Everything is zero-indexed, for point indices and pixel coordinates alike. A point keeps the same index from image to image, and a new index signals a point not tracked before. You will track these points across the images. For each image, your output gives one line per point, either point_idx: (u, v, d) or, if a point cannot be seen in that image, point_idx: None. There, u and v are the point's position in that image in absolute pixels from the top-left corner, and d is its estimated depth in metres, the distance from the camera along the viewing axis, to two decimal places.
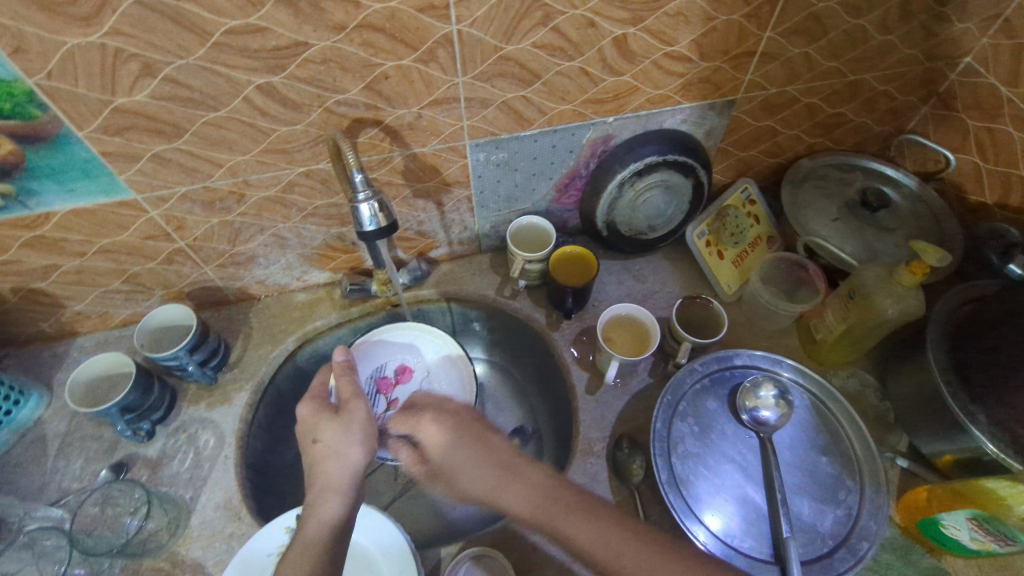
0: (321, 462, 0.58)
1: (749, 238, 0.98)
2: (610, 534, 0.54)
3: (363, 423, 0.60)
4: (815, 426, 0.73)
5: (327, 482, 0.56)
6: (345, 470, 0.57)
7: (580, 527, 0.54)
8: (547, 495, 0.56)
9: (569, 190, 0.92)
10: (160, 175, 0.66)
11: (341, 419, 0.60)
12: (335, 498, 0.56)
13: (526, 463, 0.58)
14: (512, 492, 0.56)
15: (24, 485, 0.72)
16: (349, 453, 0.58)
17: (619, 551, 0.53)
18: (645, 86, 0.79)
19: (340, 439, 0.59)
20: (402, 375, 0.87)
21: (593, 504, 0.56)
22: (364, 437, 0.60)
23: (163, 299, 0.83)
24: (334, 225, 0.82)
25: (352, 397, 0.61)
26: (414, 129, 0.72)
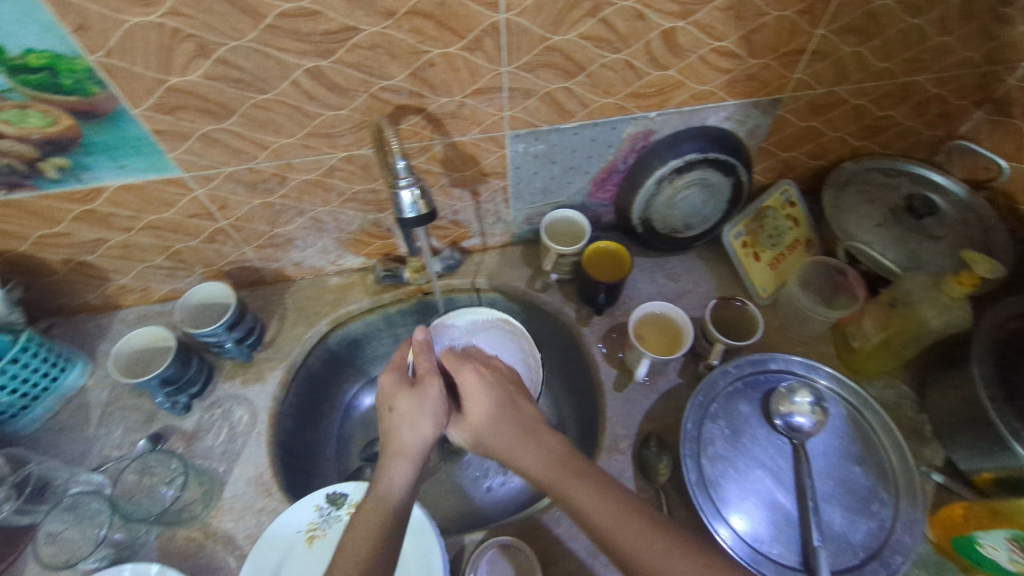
0: (396, 429, 0.60)
1: (786, 241, 0.96)
2: (608, 503, 0.53)
3: (435, 398, 0.61)
4: (851, 435, 0.72)
5: (400, 448, 0.59)
6: (416, 437, 0.59)
7: (585, 492, 0.54)
8: (562, 460, 0.57)
9: (606, 184, 0.91)
10: (207, 154, 0.67)
11: (417, 391, 0.62)
12: (405, 462, 0.58)
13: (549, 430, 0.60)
14: (534, 447, 0.58)
15: (67, 450, 0.74)
16: (421, 426, 0.60)
17: (614, 518, 0.52)
18: (690, 82, 0.77)
19: (412, 413, 0.60)
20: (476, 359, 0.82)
21: (599, 475, 0.56)
22: (435, 414, 0.61)
23: (203, 277, 0.85)
24: (371, 211, 0.82)
25: (428, 373, 0.63)
26: (455, 117, 0.72)
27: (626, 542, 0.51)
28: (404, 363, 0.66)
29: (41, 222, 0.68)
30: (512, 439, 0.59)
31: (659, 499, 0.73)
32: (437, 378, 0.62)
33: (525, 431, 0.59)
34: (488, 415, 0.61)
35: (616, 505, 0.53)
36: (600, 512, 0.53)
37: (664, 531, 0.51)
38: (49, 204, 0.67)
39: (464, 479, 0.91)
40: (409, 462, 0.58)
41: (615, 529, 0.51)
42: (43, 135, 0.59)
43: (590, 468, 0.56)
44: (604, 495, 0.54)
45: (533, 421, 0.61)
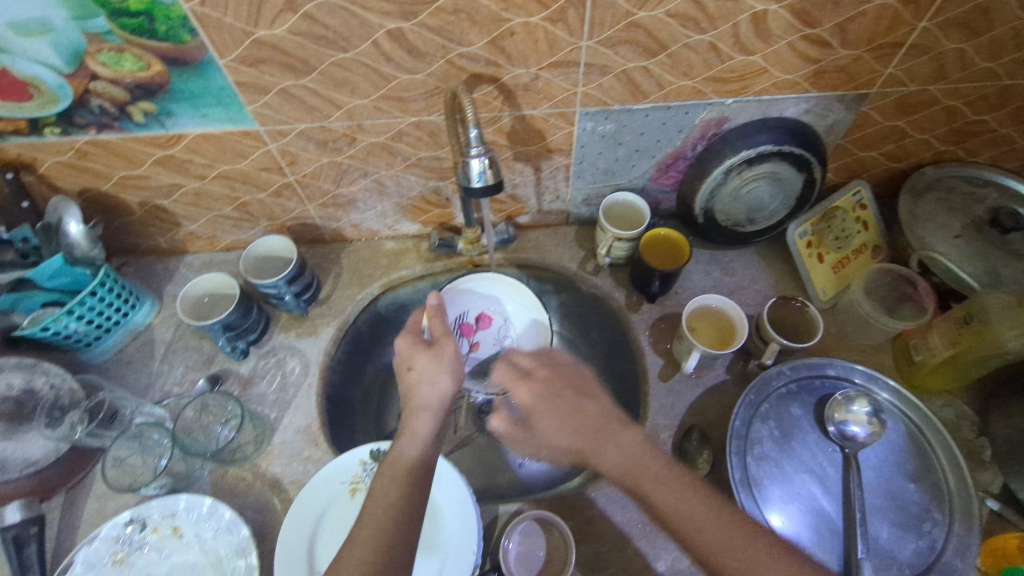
0: (414, 387, 0.61)
1: (852, 245, 0.92)
2: (691, 506, 0.54)
3: (451, 356, 0.63)
4: (907, 451, 0.69)
5: (420, 402, 0.60)
6: (437, 393, 0.61)
7: (666, 494, 0.55)
8: (639, 459, 0.57)
9: (670, 170, 0.89)
10: (284, 110, 0.68)
11: (432, 350, 0.63)
12: (427, 416, 0.60)
13: (620, 426, 0.60)
14: (610, 449, 0.58)
15: (134, 381, 0.79)
16: (439, 382, 0.61)
17: (701, 524, 0.52)
18: (774, 69, 0.74)
19: (430, 371, 0.62)
20: (482, 321, 0.90)
21: (676, 474, 0.56)
22: (452, 371, 0.62)
23: (266, 231, 0.88)
24: (433, 178, 0.82)
25: (445, 334, 0.64)
26: (528, 90, 0.71)
27: (710, 550, 0.52)
28: (419, 326, 0.66)
29: (124, 163, 0.71)
30: (574, 438, 0.59)
31: None
32: (452, 337, 0.64)
33: (595, 430, 0.59)
34: (546, 411, 0.61)
35: (700, 511, 0.53)
36: (685, 517, 0.53)
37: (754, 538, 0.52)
38: (132, 147, 0.69)
39: (498, 452, 0.93)
40: (430, 415, 0.60)
41: (703, 536, 0.52)
42: (134, 79, 0.61)
43: (668, 472, 0.56)
44: (689, 499, 0.54)
45: (600, 418, 0.60)
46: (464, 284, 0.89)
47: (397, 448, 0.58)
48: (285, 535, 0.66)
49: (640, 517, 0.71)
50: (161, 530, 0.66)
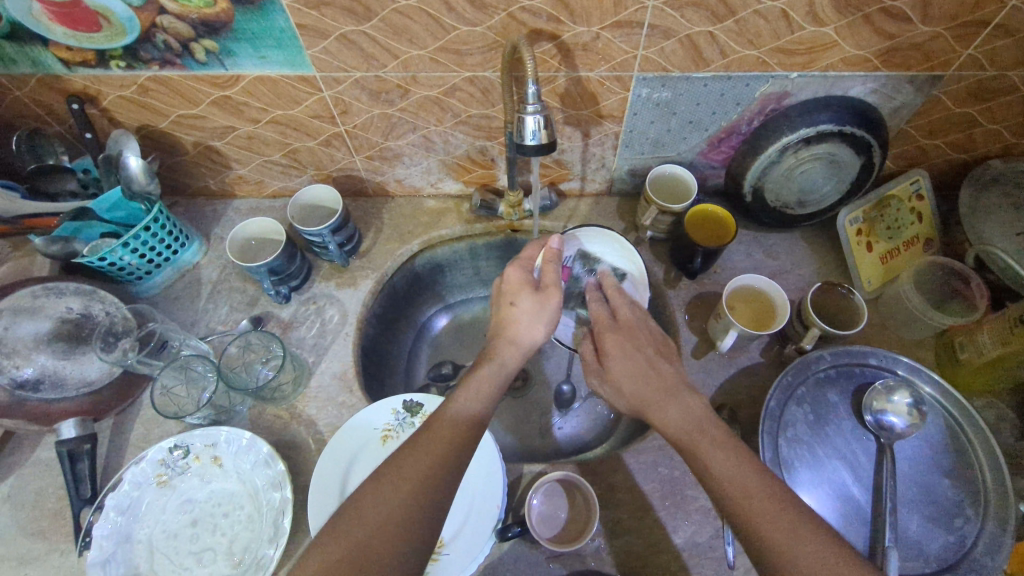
0: (512, 322, 0.64)
1: (905, 236, 0.88)
2: (745, 475, 0.52)
3: (553, 309, 0.65)
4: (946, 447, 0.68)
5: (512, 336, 0.63)
6: (528, 340, 0.64)
7: (721, 460, 0.54)
8: (700, 423, 0.57)
9: (722, 145, 0.87)
10: (341, 56, 0.68)
11: (540, 295, 0.65)
12: (514, 352, 0.63)
13: (678, 395, 0.60)
14: (674, 408, 0.59)
15: (181, 316, 0.82)
16: (537, 329, 0.64)
17: (750, 491, 0.51)
18: (845, 43, 0.71)
19: (531, 313, 0.64)
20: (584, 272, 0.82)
21: (733, 444, 0.55)
22: (550, 320, 0.64)
23: (313, 180, 0.89)
24: (481, 137, 0.82)
25: (552, 284, 0.65)
26: (587, 50, 0.69)
27: (753, 517, 0.50)
28: (532, 264, 0.68)
29: (183, 102, 0.73)
30: (642, 387, 0.62)
31: None
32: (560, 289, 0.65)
33: (664, 388, 0.61)
34: (621, 361, 0.64)
35: (754, 481, 0.52)
36: (735, 483, 0.52)
37: (798, 510, 0.49)
38: (192, 86, 0.70)
39: (523, 416, 0.94)
40: (518, 352, 0.63)
41: (750, 505, 0.50)
42: (199, 16, 0.62)
43: (726, 443, 0.55)
44: (744, 467, 0.53)
45: (669, 380, 0.62)
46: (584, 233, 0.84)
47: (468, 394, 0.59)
48: (319, 471, 0.68)
49: (662, 488, 0.71)
50: (202, 459, 0.69)
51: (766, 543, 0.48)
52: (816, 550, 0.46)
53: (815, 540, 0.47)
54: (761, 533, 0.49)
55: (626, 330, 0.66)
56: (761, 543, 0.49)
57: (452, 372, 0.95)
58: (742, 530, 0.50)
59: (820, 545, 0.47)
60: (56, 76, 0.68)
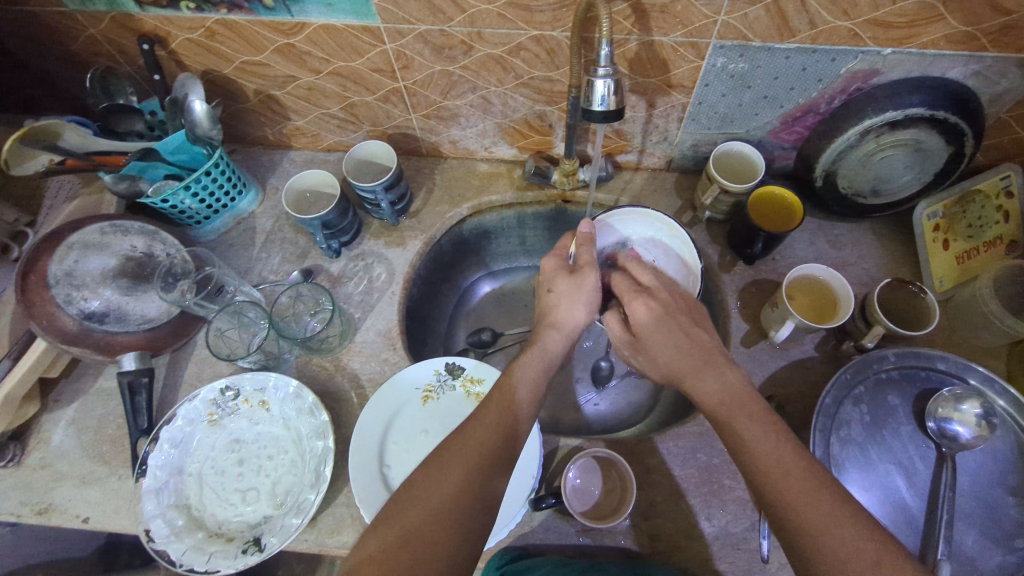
0: (552, 308, 0.63)
1: (986, 236, 0.81)
2: (781, 453, 0.49)
3: (591, 288, 0.63)
4: (1015, 465, 0.64)
5: (555, 321, 0.62)
6: (573, 318, 0.62)
7: (757, 436, 0.50)
8: (738, 397, 0.54)
9: (796, 125, 0.81)
10: (407, 8, 0.66)
11: (575, 277, 0.64)
12: (557, 336, 0.62)
13: (725, 365, 0.56)
14: (711, 379, 0.56)
15: (235, 262, 0.83)
16: (576, 311, 0.62)
17: (789, 468, 0.48)
18: (952, 18, 0.64)
19: (570, 295, 0.63)
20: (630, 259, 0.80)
21: (768, 420, 0.52)
22: (589, 302, 0.63)
23: (368, 136, 0.88)
24: (541, 101, 0.79)
25: (588, 263, 0.64)
26: (664, 12, 0.65)
27: (786, 494, 0.47)
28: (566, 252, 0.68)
29: (248, 48, 0.72)
30: (675, 356, 0.58)
31: None
32: (595, 269, 0.64)
33: (702, 357, 0.57)
34: (659, 334, 0.60)
35: (792, 458, 0.48)
36: (771, 459, 0.49)
37: (837, 495, 0.46)
38: (258, 31, 0.70)
39: (559, 389, 0.94)
40: (562, 336, 0.62)
41: (786, 484, 0.47)
42: None
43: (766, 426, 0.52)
44: (784, 444, 0.50)
45: (708, 349, 0.58)
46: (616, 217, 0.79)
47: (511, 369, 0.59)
48: (360, 425, 0.69)
49: (698, 475, 0.70)
50: (251, 402, 0.72)
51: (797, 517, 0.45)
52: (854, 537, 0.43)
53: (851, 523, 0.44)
54: (793, 510, 0.46)
55: (682, 313, 0.61)
56: (794, 524, 0.46)
57: (491, 339, 0.98)
58: (771, 504, 0.47)
59: (858, 530, 0.44)
60: (128, 15, 0.68)
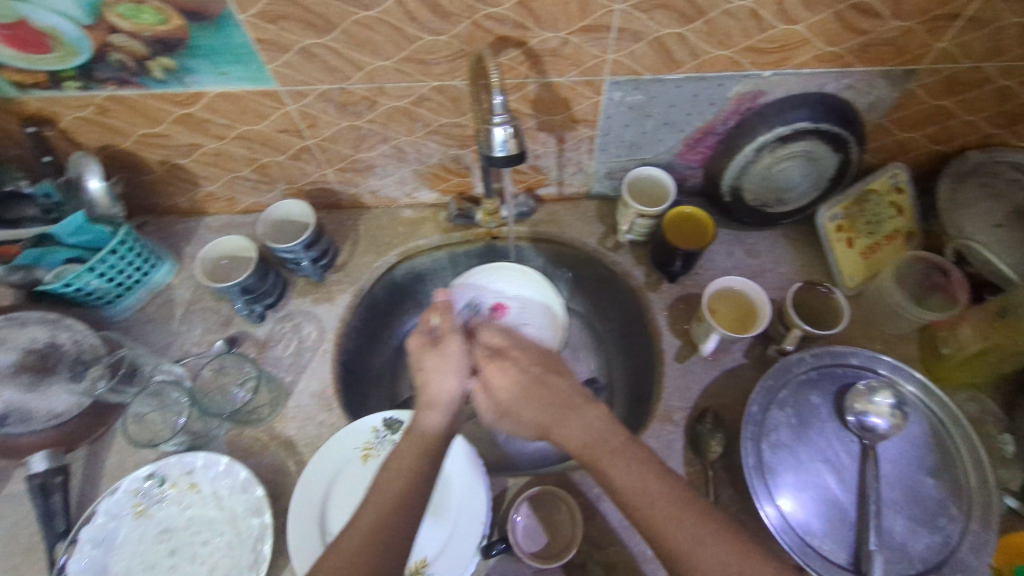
0: (425, 383, 0.62)
1: (885, 231, 0.88)
2: (645, 483, 0.53)
3: (457, 356, 0.62)
4: (930, 447, 0.69)
5: (430, 399, 0.61)
6: (446, 389, 0.61)
7: (621, 470, 0.54)
8: (600, 435, 0.57)
9: (699, 146, 0.85)
10: (304, 70, 0.66)
11: (439, 350, 0.63)
12: (435, 412, 0.60)
13: (583, 401, 0.60)
14: (575, 423, 0.58)
15: (154, 340, 0.80)
16: (448, 381, 0.61)
17: (653, 499, 0.52)
18: (817, 40, 0.70)
19: (440, 367, 0.62)
20: (498, 311, 0.89)
21: (634, 451, 0.56)
22: (458, 367, 0.62)
23: (285, 194, 0.87)
24: (454, 145, 0.80)
25: (449, 331, 0.64)
26: (556, 56, 0.68)
27: (655, 524, 0.52)
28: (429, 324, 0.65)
29: (145, 121, 0.71)
30: (539, 413, 0.60)
31: (706, 475, 0.73)
32: (457, 335, 0.63)
33: (561, 405, 0.59)
34: (520, 391, 0.61)
35: (656, 488, 0.53)
36: (637, 492, 0.53)
37: None
38: (153, 104, 0.68)
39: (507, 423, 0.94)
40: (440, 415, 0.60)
41: (653, 511, 0.52)
42: (154, 33, 0.60)
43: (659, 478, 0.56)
44: (646, 473, 0.54)
45: (567, 394, 0.60)
46: (478, 278, 0.90)
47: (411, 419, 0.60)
48: (299, 494, 0.67)
49: None
50: (179, 486, 0.68)
51: (670, 546, 0.51)
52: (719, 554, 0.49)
53: (720, 545, 0.50)
54: (665, 538, 0.51)
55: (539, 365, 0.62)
56: (666, 549, 0.51)
57: None
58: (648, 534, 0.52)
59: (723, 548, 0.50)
60: (10, 99, 0.66)
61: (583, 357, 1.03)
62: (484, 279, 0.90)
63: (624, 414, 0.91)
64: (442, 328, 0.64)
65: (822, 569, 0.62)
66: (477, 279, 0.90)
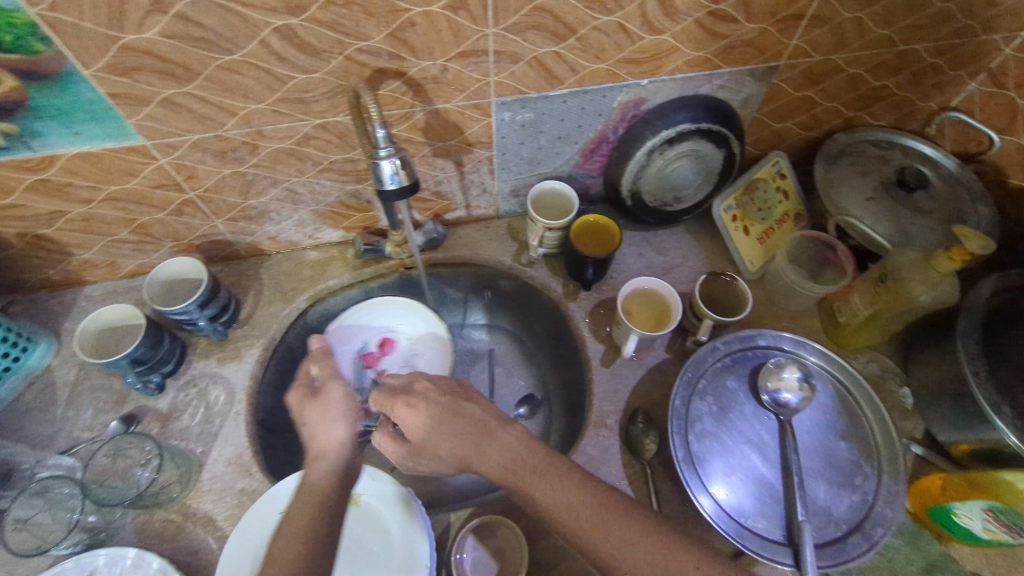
0: (311, 438, 0.61)
1: (775, 215, 0.94)
2: (566, 494, 0.54)
3: (339, 402, 0.63)
4: (837, 412, 0.74)
5: (318, 450, 0.60)
6: (332, 440, 0.61)
7: (544, 487, 0.55)
8: (518, 455, 0.58)
9: (595, 155, 0.88)
10: (171, 121, 0.62)
11: (320, 400, 0.63)
12: (322, 464, 0.59)
13: (499, 424, 0.60)
14: (492, 449, 0.58)
15: (35, 434, 0.72)
16: (334, 429, 0.61)
17: (579, 511, 0.53)
18: (685, 47, 0.74)
19: (324, 417, 0.62)
20: (386, 347, 0.89)
21: (559, 466, 0.57)
22: (343, 414, 0.62)
23: (173, 252, 0.81)
24: (349, 181, 0.78)
25: (329, 378, 0.65)
26: (438, 83, 0.68)
27: (588, 536, 0.53)
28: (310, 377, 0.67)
29: None
30: (454, 444, 0.58)
31: (645, 475, 0.74)
32: (337, 382, 0.65)
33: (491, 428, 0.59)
34: (436, 422, 0.59)
35: (580, 497, 0.54)
36: (559, 504, 0.54)
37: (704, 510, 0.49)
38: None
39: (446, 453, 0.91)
40: None
41: (581, 523, 0.53)
42: None
43: (591, 489, 0.56)
44: (566, 484, 0.55)
45: (481, 421, 0.60)
46: (352, 318, 0.88)
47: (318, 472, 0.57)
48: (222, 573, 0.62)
49: None
50: None
51: (602, 556, 0.52)
52: (647, 550, 0.51)
53: (648, 543, 0.52)
54: (600, 549, 0.52)
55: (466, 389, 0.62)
56: (597, 557, 0.52)
57: None
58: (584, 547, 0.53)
59: (654, 545, 0.52)
60: None
61: (517, 373, 1.02)
62: (364, 319, 0.89)
63: (562, 424, 0.91)
64: (322, 375, 0.66)
65: (759, 548, 0.64)
66: (352, 321, 0.88)
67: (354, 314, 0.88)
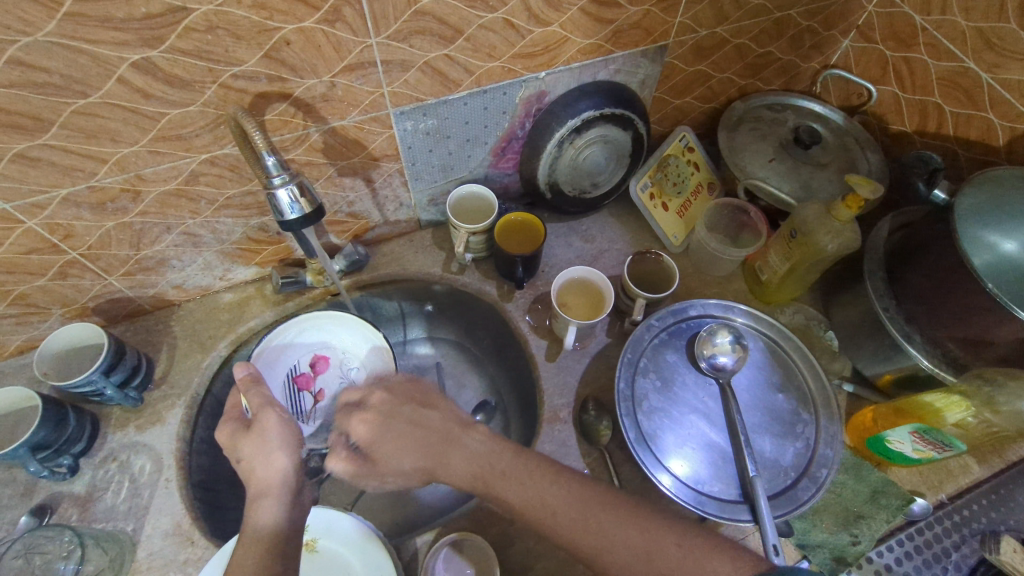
0: (249, 473, 0.55)
1: (690, 187, 0.96)
2: (539, 494, 0.54)
3: (277, 430, 0.57)
4: (770, 366, 0.77)
5: (260, 487, 0.54)
6: (274, 473, 0.55)
7: (515, 487, 0.54)
8: (488, 458, 0.57)
9: (507, 153, 0.87)
10: (30, 178, 0.56)
11: (256, 431, 0.56)
12: (270, 501, 0.54)
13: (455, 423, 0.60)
14: (458, 455, 0.57)
15: None
16: (274, 460, 0.55)
17: (553, 506, 0.53)
18: (575, 36, 0.74)
19: (262, 449, 0.56)
20: (318, 365, 0.84)
21: (498, 468, 0.56)
22: (282, 444, 0.56)
23: (65, 319, 0.74)
24: (252, 215, 0.73)
25: (263, 406, 0.58)
26: (328, 100, 0.65)
27: (566, 532, 0.52)
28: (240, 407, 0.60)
29: None
30: (418, 455, 0.56)
31: (606, 461, 0.74)
32: (272, 408, 0.58)
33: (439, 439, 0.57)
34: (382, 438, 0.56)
35: (552, 494, 0.54)
36: (529, 505, 0.54)
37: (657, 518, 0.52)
38: None
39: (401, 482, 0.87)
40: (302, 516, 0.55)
41: (554, 517, 0.53)
42: None
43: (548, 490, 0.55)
44: (539, 484, 0.55)
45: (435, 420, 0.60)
46: (278, 339, 0.81)
47: (252, 521, 0.53)
48: None
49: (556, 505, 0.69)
50: None
51: (582, 546, 0.52)
52: (626, 536, 0.51)
53: (624, 528, 0.52)
54: (577, 541, 0.52)
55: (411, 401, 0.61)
56: (585, 553, 0.52)
57: None
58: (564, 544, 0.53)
59: (631, 531, 0.52)
60: None
61: (467, 381, 1.00)
62: (291, 336, 0.82)
63: (519, 425, 0.90)
64: (253, 405, 0.59)
65: (719, 512, 0.65)
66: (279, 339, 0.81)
67: (278, 332, 0.81)
